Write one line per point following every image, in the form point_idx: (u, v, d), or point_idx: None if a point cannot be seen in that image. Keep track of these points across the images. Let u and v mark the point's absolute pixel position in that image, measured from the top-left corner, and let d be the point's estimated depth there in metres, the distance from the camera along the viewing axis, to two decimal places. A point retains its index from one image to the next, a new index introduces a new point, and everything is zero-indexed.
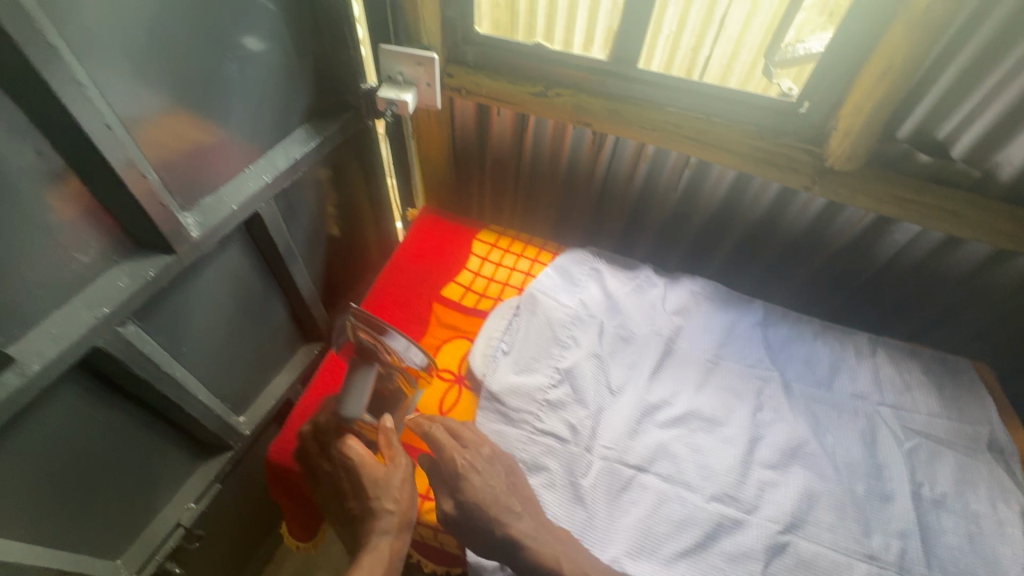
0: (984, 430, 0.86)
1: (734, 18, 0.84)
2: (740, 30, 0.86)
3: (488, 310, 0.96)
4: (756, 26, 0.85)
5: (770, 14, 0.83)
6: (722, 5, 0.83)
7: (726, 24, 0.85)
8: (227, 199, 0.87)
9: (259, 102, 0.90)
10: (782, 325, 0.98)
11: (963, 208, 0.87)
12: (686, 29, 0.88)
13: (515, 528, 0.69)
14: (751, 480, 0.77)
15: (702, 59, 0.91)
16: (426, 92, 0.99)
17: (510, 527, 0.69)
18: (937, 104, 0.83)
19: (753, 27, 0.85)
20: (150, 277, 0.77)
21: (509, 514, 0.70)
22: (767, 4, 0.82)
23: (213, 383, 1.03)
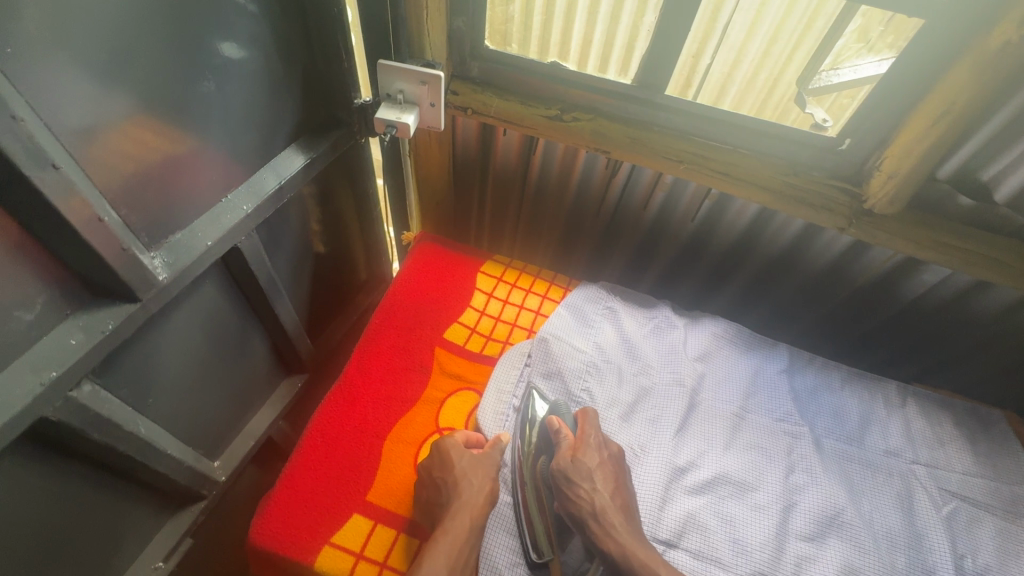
0: (1021, 491, 0.81)
1: (737, 26, 0.76)
2: (742, 40, 0.77)
3: (496, 355, 0.88)
4: (759, 38, 0.76)
5: (774, 23, 0.74)
6: (725, 13, 0.75)
7: (728, 33, 0.77)
8: (201, 234, 0.76)
9: (240, 122, 0.79)
10: (808, 372, 0.91)
11: (1005, 256, 0.82)
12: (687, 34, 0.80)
13: (602, 513, 0.67)
14: (787, 555, 0.72)
15: (703, 68, 0.83)
16: (429, 112, 0.89)
17: (596, 508, 0.67)
18: (984, 146, 0.77)
19: (756, 37, 0.76)
20: (109, 330, 0.66)
21: (591, 490, 0.68)
22: (771, 12, 0.73)
23: (185, 432, 0.92)
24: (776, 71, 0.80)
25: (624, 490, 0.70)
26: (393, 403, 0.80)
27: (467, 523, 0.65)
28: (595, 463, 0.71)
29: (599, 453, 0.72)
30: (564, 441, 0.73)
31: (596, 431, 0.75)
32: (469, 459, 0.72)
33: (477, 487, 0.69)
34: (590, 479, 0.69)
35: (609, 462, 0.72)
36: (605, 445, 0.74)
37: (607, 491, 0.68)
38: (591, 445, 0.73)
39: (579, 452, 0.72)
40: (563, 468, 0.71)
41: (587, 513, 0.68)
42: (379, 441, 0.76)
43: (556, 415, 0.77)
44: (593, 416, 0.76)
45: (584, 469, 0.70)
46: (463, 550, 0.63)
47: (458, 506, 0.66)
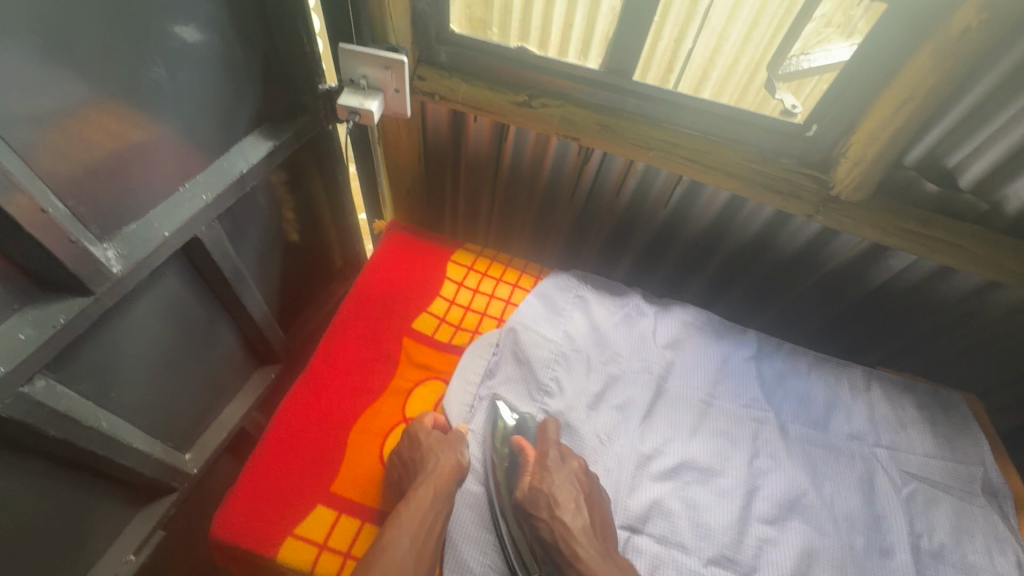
0: (977, 471, 0.83)
1: (718, 12, 0.76)
2: (722, 27, 0.78)
3: (464, 345, 0.87)
4: (740, 22, 0.77)
5: (755, 8, 0.75)
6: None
7: (710, 17, 0.77)
8: (157, 225, 0.74)
9: (196, 108, 0.77)
10: (776, 358, 0.92)
11: (968, 242, 0.83)
12: (669, 20, 0.79)
13: (564, 538, 0.65)
14: (748, 538, 0.73)
15: (685, 53, 0.82)
16: (394, 98, 0.87)
17: (557, 536, 0.65)
18: (949, 132, 0.77)
19: (736, 22, 0.77)
20: (60, 324, 0.64)
21: (550, 518, 0.67)
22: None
23: (152, 425, 0.91)
24: (754, 60, 0.81)
25: (588, 507, 0.68)
26: (359, 395, 0.80)
27: (434, 488, 0.66)
28: (551, 489, 0.69)
29: (562, 472, 0.71)
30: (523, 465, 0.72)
31: (553, 453, 0.73)
32: (437, 436, 0.74)
33: (443, 460, 0.70)
34: (550, 505, 0.68)
35: (570, 478, 0.70)
36: (563, 464, 0.72)
37: (568, 510, 0.66)
38: (550, 467, 0.71)
39: (539, 475, 0.71)
40: (524, 498, 0.69)
41: (551, 541, 0.66)
42: (345, 433, 0.76)
43: (518, 436, 0.76)
44: (552, 430, 0.76)
45: (541, 497, 0.68)
46: (429, 513, 0.64)
47: (428, 473, 0.68)
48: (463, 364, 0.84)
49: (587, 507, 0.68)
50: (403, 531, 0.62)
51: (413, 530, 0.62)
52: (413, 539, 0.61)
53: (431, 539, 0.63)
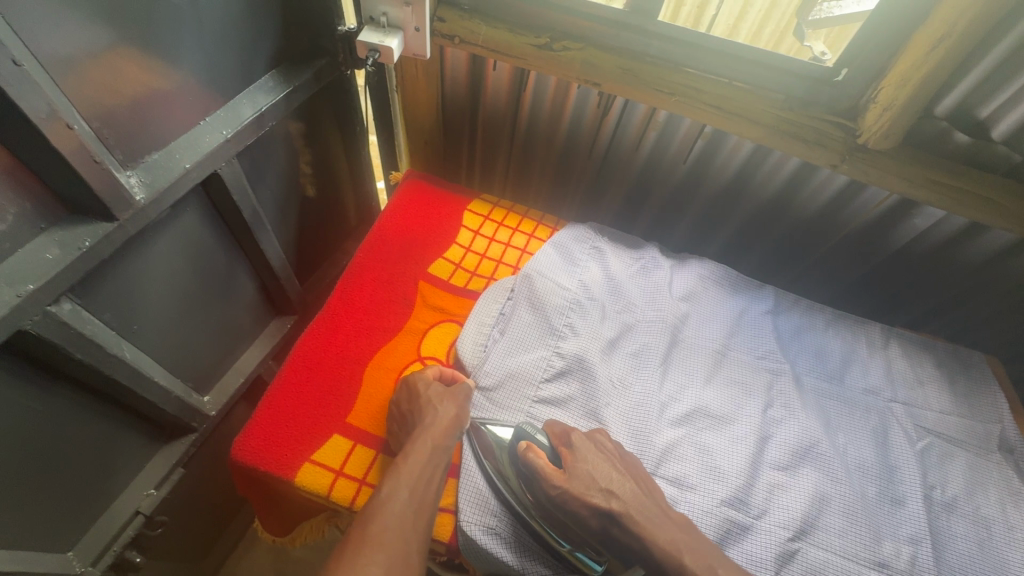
0: (994, 429, 0.82)
1: None
2: None
3: (480, 290, 0.88)
4: None
5: None
6: None
7: None
8: (179, 157, 0.75)
9: (217, 42, 0.76)
10: (794, 313, 0.92)
11: (997, 195, 0.81)
12: None
13: (617, 510, 0.63)
14: (760, 483, 0.73)
15: (708, 19, 0.81)
16: (414, 38, 0.86)
17: (612, 508, 0.63)
18: (985, 79, 0.74)
19: None
20: (86, 247, 0.65)
21: (602, 490, 0.64)
22: None
23: (173, 363, 0.93)
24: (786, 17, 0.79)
25: (624, 465, 0.68)
26: (375, 333, 0.80)
27: (436, 441, 0.67)
28: (589, 466, 0.66)
29: (588, 445, 0.68)
30: (547, 471, 0.65)
31: (574, 436, 0.70)
32: (438, 388, 0.72)
33: (442, 413, 0.69)
34: (598, 486, 0.64)
35: (604, 453, 0.68)
36: (586, 440, 0.69)
37: (612, 480, 0.65)
38: (579, 449, 0.68)
39: (569, 466, 0.66)
40: (568, 488, 0.64)
41: (605, 517, 0.64)
42: (361, 368, 0.77)
43: (527, 442, 0.69)
44: (563, 429, 0.71)
45: (584, 476, 0.65)
46: (427, 467, 0.65)
47: (431, 426, 0.67)
48: (479, 306, 0.84)
49: (625, 468, 0.67)
50: (403, 484, 0.63)
51: (411, 482, 0.63)
52: (415, 490, 0.63)
53: (429, 494, 0.64)
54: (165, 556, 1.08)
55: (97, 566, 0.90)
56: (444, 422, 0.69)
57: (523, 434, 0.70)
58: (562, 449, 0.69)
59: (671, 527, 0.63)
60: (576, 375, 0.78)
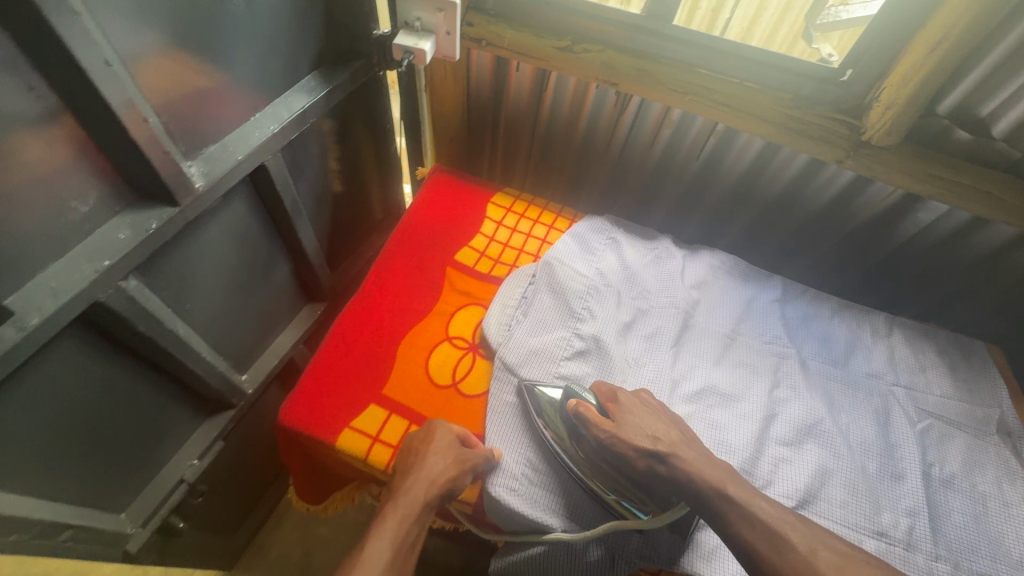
0: (993, 412, 0.86)
1: None
2: None
3: (503, 276, 0.94)
4: None
5: None
6: None
7: None
8: (232, 149, 0.82)
9: (267, 46, 0.84)
10: (801, 302, 0.96)
11: (997, 189, 0.85)
12: None
13: (664, 451, 0.68)
14: (765, 457, 0.77)
15: (722, 23, 0.87)
16: (445, 41, 0.93)
17: (658, 450, 0.68)
18: (983, 80, 0.79)
19: None
20: (153, 229, 0.72)
21: (649, 436, 0.69)
22: None
23: (218, 342, 1.00)
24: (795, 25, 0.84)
25: (668, 417, 0.73)
26: (406, 314, 0.87)
27: (421, 499, 0.66)
28: (633, 415, 0.71)
29: (632, 399, 0.74)
30: (595, 421, 0.71)
31: (619, 395, 0.75)
32: (449, 444, 0.71)
33: (443, 471, 0.68)
34: (644, 433, 0.69)
35: (647, 408, 0.73)
36: (633, 397, 0.75)
37: (654, 429, 0.70)
38: (624, 403, 0.73)
39: (618, 416, 0.71)
40: (618, 435, 0.69)
41: (650, 460, 0.68)
42: (394, 345, 0.83)
43: (575, 399, 0.74)
44: (609, 388, 0.76)
45: (632, 424, 0.70)
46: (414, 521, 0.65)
47: (421, 485, 0.67)
48: (503, 293, 0.90)
49: (668, 420, 0.72)
50: (386, 538, 0.63)
51: (386, 541, 0.63)
52: (395, 552, 0.62)
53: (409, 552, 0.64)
54: (203, 525, 1.16)
55: (145, 529, 0.97)
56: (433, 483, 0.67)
57: (573, 397, 0.75)
58: (610, 404, 0.74)
59: (714, 465, 0.67)
60: (593, 354, 0.83)
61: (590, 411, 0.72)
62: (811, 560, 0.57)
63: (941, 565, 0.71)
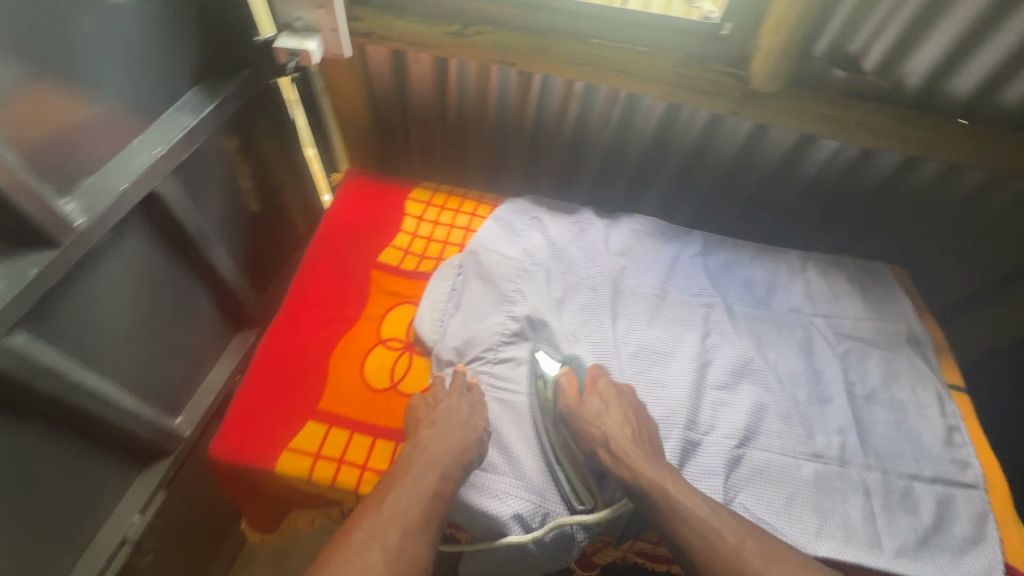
0: (903, 326, 0.93)
1: None
2: None
3: (430, 271, 0.92)
4: None
5: None
6: None
7: None
8: (114, 179, 0.76)
9: (137, 62, 0.78)
10: (721, 253, 1.01)
11: (878, 120, 0.91)
12: None
13: (613, 445, 0.69)
14: (704, 404, 0.80)
15: None
16: (331, 39, 0.89)
17: (608, 444, 0.69)
18: (849, 18, 0.85)
19: None
20: (32, 275, 0.66)
21: (601, 427, 0.71)
22: None
23: (139, 388, 0.94)
24: None
25: (634, 417, 0.72)
26: (336, 324, 0.84)
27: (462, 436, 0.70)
28: (601, 401, 0.74)
29: (611, 391, 0.75)
30: (565, 391, 0.76)
31: (603, 379, 0.77)
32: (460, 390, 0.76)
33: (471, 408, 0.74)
34: (601, 421, 0.71)
35: (618, 396, 0.75)
36: (612, 387, 0.76)
37: (614, 422, 0.71)
38: (601, 389, 0.76)
39: (586, 397, 0.75)
40: (575, 411, 0.74)
41: (601, 445, 0.70)
42: (326, 357, 0.81)
43: (568, 367, 0.78)
44: (600, 372, 0.78)
45: (593, 407, 0.73)
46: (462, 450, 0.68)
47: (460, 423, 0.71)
48: (433, 296, 0.88)
49: (633, 419, 0.72)
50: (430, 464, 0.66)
51: (412, 487, 0.63)
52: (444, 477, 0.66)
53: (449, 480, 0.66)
54: None
55: None
56: (453, 435, 0.69)
57: (568, 364, 0.79)
58: (587, 382, 0.77)
59: (659, 466, 0.67)
60: (529, 333, 0.84)
61: (568, 382, 0.76)
62: (740, 550, 0.59)
63: (873, 475, 0.76)
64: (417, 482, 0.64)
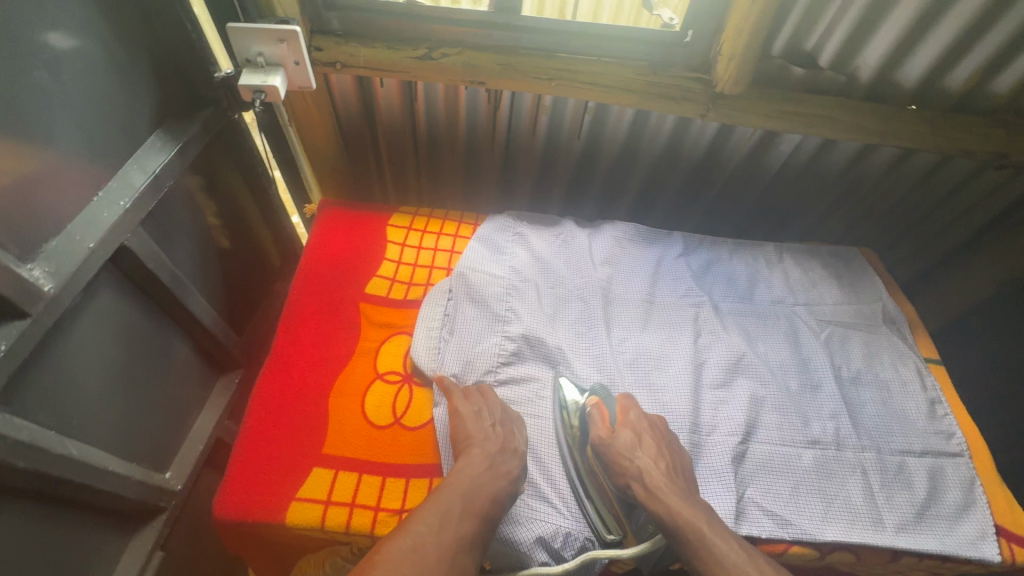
0: (878, 306, 0.98)
1: None
2: None
3: (420, 298, 0.91)
4: None
5: None
6: None
7: None
8: (80, 238, 0.73)
9: (93, 113, 0.74)
10: (701, 251, 1.03)
11: (838, 113, 0.95)
12: None
13: (648, 480, 0.70)
14: (704, 404, 0.82)
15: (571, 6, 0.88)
16: (296, 72, 0.88)
17: (643, 480, 0.70)
18: (801, 20, 0.88)
19: None
20: (3, 350, 0.62)
21: (634, 459, 0.71)
22: None
23: (124, 449, 0.90)
24: None
25: (668, 450, 0.73)
26: (329, 363, 0.82)
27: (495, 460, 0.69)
28: (634, 434, 0.74)
29: (643, 423, 0.75)
30: (597, 424, 0.75)
31: (634, 411, 0.77)
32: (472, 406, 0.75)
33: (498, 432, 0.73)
34: (633, 455, 0.72)
35: (651, 429, 0.75)
36: (644, 419, 0.76)
37: (649, 456, 0.71)
38: (632, 420, 0.75)
39: (619, 429, 0.75)
40: (608, 446, 0.74)
41: (636, 480, 0.71)
42: (324, 400, 0.79)
43: (596, 400, 0.78)
44: (630, 402, 0.78)
45: (626, 440, 0.73)
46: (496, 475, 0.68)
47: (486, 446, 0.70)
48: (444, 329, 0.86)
49: (667, 452, 0.73)
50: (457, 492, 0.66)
51: (451, 515, 0.63)
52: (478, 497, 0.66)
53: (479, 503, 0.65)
54: None
55: None
56: (496, 464, 0.69)
57: (596, 394, 0.79)
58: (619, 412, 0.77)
59: (693, 504, 0.68)
60: (527, 351, 0.84)
61: (599, 412, 0.76)
62: None
63: (868, 455, 0.80)
64: (460, 511, 0.64)
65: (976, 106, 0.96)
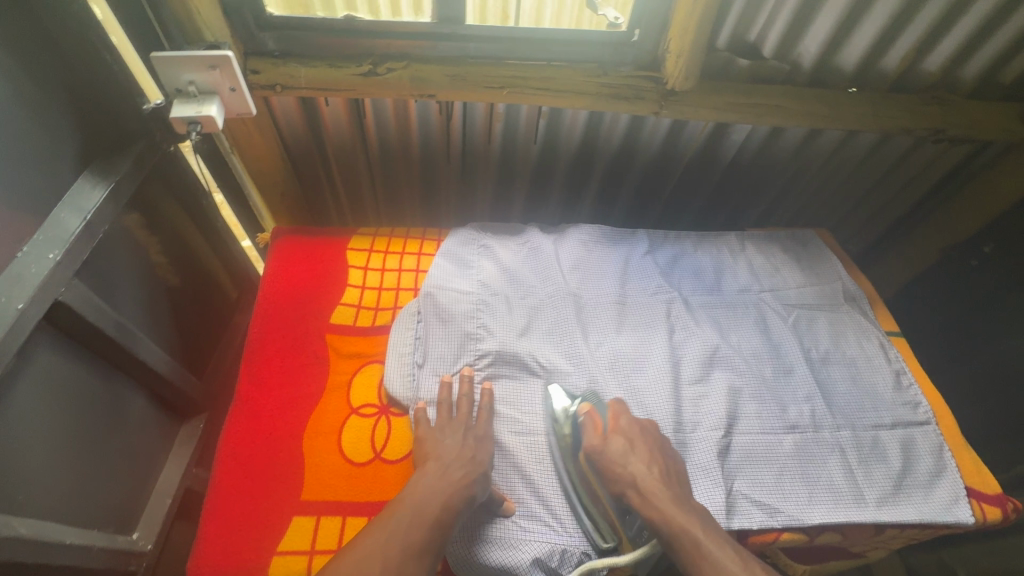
0: (837, 285, 1.01)
1: None
2: None
3: (388, 323, 0.88)
4: None
5: None
6: None
7: None
8: (7, 300, 0.66)
9: (9, 161, 0.68)
10: (666, 247, 1.04)
11: (785, 101, 0.97)
12: None
13: (642, 484, 0.69)
14: (685, 401, 0.83)
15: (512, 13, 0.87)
16: (232, 99, 0.83)
17: (638, 485, 0.69)
18: (742, 14, 0.89)
19: None
20: None
21: (627, 467, 0.71)
22: None
23: (81, 518, 0.83)
24: None
25: (661, 456, 0.72)
26: (300, 402, 0.78)
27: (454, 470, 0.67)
28: (626, 441, 0.73)
29: (636, 428, 0.75)
30: (590, 432, 0.74)
31: (625, 416, 0.76)
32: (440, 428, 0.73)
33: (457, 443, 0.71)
34: (628, 463, 0.71)
35: (644, 433, 0.74)
36: (635, 423, 0.75)
37: (642, 462, 0.71)
38: (625, 426, 0.75)
39: (611, 437, 0.73)
40: (602, 456, 0.72)
41: (630, 487, 0.70)
42: (297, 442, 0.75)
43: (588, 404, 0.76)
44: (620, 407, 0.77)
45: (619, 448, 0.72)
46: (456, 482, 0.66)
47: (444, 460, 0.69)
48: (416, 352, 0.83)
49: (659, 456, 0.72)
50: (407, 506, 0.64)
51: (395, 531, 0.61)
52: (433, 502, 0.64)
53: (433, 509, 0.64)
54: None
55: None
56: (450, 471, 0.67)
57: (589, 400, 0.77)
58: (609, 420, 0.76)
59: (689, 511, 0.67)
60: (503, 368, 0.82)
61: (592, 420, 0.75)
62: None
63: (845, 434, 0.82)
64: (408, 523, 0.62)
65: (911, 84, 1.00)
